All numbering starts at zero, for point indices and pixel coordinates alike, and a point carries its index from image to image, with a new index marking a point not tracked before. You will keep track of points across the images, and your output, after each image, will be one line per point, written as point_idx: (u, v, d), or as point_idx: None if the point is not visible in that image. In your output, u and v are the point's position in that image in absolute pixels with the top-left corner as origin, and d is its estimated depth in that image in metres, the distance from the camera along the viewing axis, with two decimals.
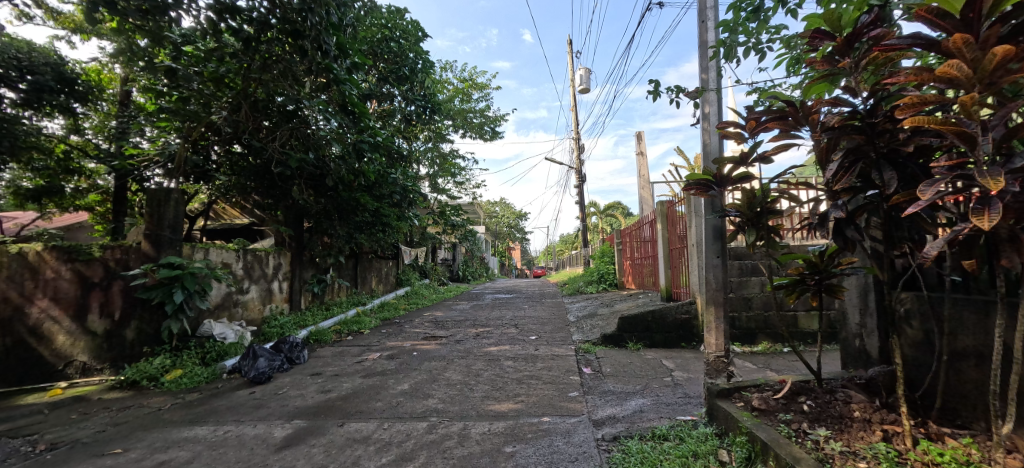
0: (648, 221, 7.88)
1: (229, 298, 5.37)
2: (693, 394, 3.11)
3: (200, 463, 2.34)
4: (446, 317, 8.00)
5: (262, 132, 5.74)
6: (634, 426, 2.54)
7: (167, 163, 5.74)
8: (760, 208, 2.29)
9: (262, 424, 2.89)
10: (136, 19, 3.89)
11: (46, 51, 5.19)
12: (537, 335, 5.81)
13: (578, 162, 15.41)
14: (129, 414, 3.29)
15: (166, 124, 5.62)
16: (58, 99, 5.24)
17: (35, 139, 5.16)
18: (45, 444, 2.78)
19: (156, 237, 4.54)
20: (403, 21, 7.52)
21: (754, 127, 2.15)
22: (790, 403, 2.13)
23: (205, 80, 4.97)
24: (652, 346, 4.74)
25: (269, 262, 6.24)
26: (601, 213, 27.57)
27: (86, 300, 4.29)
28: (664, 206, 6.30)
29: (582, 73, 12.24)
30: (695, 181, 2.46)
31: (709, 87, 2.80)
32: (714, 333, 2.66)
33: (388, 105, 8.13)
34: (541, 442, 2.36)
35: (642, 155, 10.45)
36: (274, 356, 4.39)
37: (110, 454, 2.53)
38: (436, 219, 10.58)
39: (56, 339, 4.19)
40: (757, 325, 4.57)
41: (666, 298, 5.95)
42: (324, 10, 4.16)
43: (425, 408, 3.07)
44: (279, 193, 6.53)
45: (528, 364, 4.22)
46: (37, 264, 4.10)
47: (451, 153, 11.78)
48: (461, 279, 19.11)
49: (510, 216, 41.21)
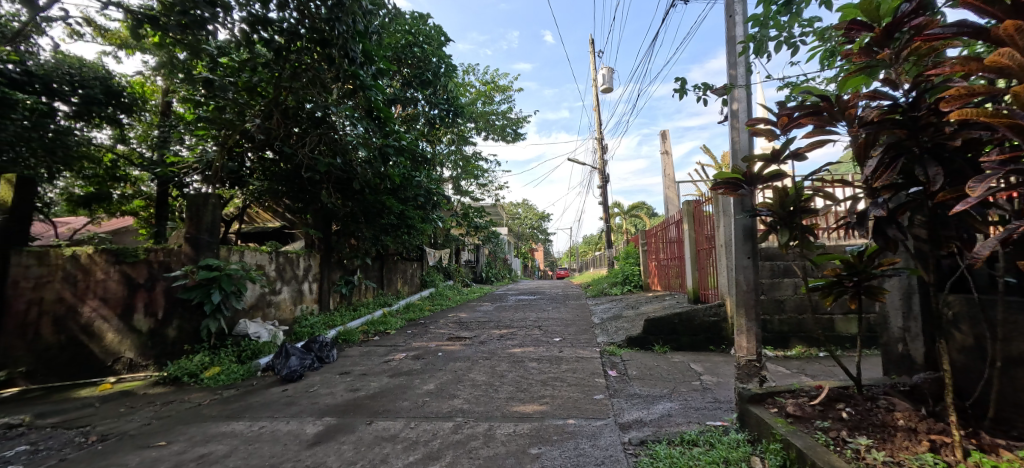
0: (674, 221, 7.72)
1: (263, 298, 5.57)
2: (724, 399, 3.02)
3: (238, 457, 2.43)
4: (471, 318, 8.07)
5: (292, 138, 5.92)
6: (662, 430, 2.49)
7: (205, 169, 6.13)
8: (793, 206, 2.21)
9: (294, 420, 2.98)
10: (176, 33, 4.10)
11: (95, 66, 5.54)
12: (561, 336, 5.80)
13: (601, 162, 15.25)
14: (172, 409, 3.45)
15: (204, 132, 5.89)
16: (105, 111, 5.58)
17: (85, 149, 5.49)
18: (96, 435, 2.95)
19: (195, 240, 4.72)
20: (427, 27, 7.65)
21: (786, 124, 2.07)
22: (827, 410, 2.05)
23: (239, 90, 5.20)
24: (679, 349, 4.64)
25: (300, 263, 6.45)
26: (625, 214, 27.17)
27: (132, 300, 4.56)
28: (691, 206, 6.16)
29: (604, 72, 12.12)
30: (724, 180, 2.39)
31: (738, 84, 2.72)
32: (745, 336, 2.57)
33: (412, 110, 8.28)
34: (567, 445, 2.34)
35: (668, 154, 10.27)
36: (305, 355, 4.52)
37: (155, 446, 2.66)
38: (460, 221, 10.69)
39: (106, 337, 4.51)
40: (790, 328, 4.41)
41: (693, 300, 5.82)
42: (351, 19, 4.29)
43: (451, 408, 3.10)
44: (309, 197, 6.74)
45: (552, 366, 4.20)
46: (88, 265, 4.48)
47: (474, 155, 11.88)
48: (485, 280, 19.22)
49: (533, 217, 41.22)
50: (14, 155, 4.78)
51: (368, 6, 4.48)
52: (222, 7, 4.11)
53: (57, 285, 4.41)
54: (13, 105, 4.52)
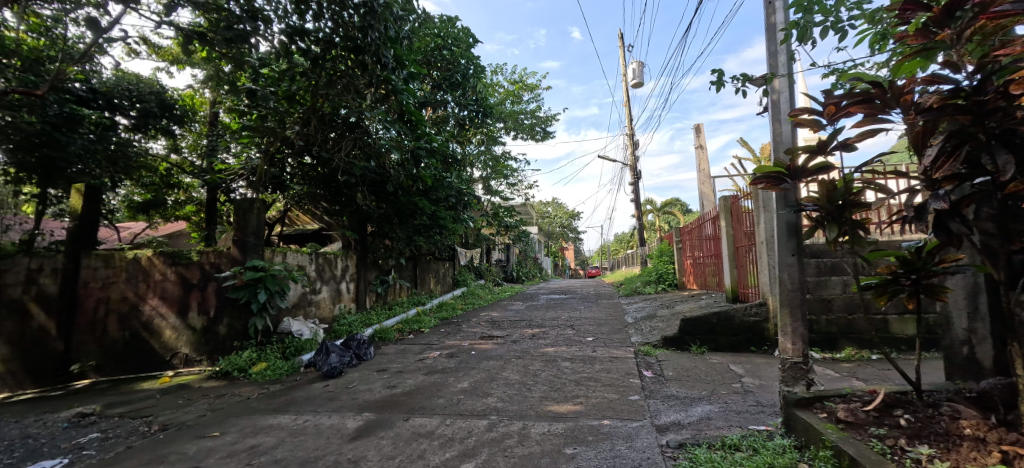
0: (710, 218, 7.48)
1: (304, 297, 5.80)
2: (767, 402, 2.89)
3: (285, 448, 2.54)
4: (502, 317, 8.11)
5: (329, 143, 6.12)
6: (701, 434, 2.41)
7: (250, 175, 6.46)
8: (842, 200, 2.09)
9: (336, 415, 3.09)
10: (222, 47, 4.33)
11: (150, 81, 5.92)
12: (594, 336, 5.73)
13: (632, 159, 14.95)
14: (224, 401, 3.66)
15: (248, 140, 6.21)
16: (160, 123, 5.97)
17: (143, 159, 5.94)
18: (158, 425, 3.16)
19: (242, 243, 4.92)
20: (455, 29, 7.73)
21: (833, 113, 1.97)
22: (883, 416, 1.92)
23: (280, 99, 5.45)
24: (717, 350, 4.48)
25: (338, 264, 6.67)
26: (659, 210, 26.37)
27: (186, 299, 4.85)
28: (728, 201, 5.93)
29: (635, 66, 11.88)
30: (765, 174, 2.28)
31: (780, 73, 2.59)
32: (790, 337, 2.45)
33: (442, 112, 8.39)
34: (602, 446, 2.32)
35: (702, 148, 9.96)
36: (344, 352, 4.67)
37: (210, 436, 2.82)
38: (491, 221, 10.76)
39: (164, 334, 4.86)
40: (839, 329, 4.18)
41: (731, 299, 5.61)
42: (383, 26, 4.40)
43: (485, 406, 3.12)
44: (345, 199, 6.96)
45: (585, 366, 4.16)
46: (148, 267, 4.86)
47: (503, 155, 11.92)
48: (516, 280, 19.27)
49: (563, 216, 40.90)
50: (83, 166, 5.20)
51: (399, 11, 4.58)
52: (264, 20, 4.33)
53: (121, 285, 4.88)
54: (81, 121, 4.96)
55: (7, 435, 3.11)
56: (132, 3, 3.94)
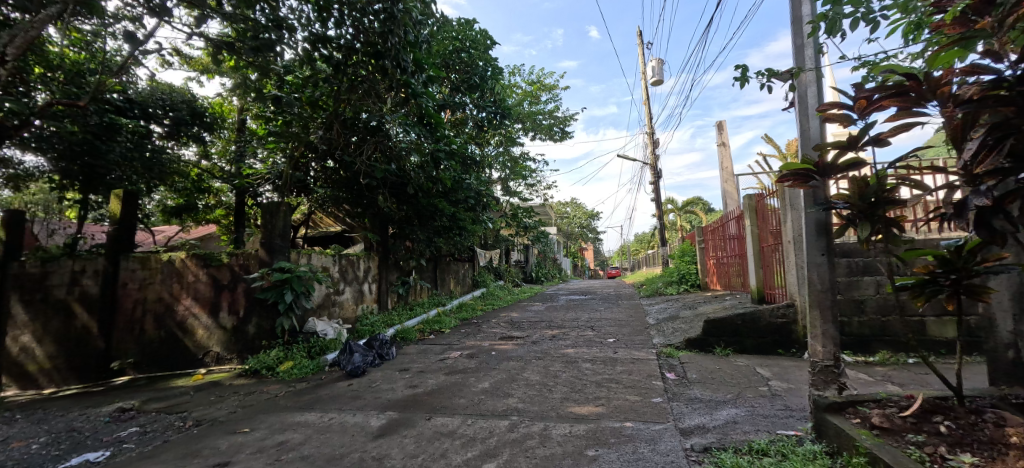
0: (734, 217, 7.31)
1: (328, 298, 5.93)
2: (796, 406, 2.80)
3: (311, 445, 2.60)
4: (522, 318, 8.09)
5: (351, 147, 6.25)
6: (728, 438, 2.36)
7: (276, 179, 6.67)
8: (875, 197, 2.02)
9: (360, 413, 3.15)
10: (250, 56, 4.48)
11: (182, 91, 6.16)
12: (615, 337, 5.67)
13: (652, 157, 14.74)
14: (253, 399, 3.78)
15: (274, 146, 6.40)
16: (191, 130, 6.18)
17: (175, 165, 6.19)
18: (192, 420, 3.29)
19: (269, 245, 5.03)
20: (473, 32, 7.78)
21: (864, 107, 1.90)
22: (922, 423, 1.84)
23: (304, 104, 5.61)
24: (743, 352, 4.38)
25: (360, 265, 6.79)
26: (680, 210, 25.85)
27: (217, 299, 5.01)
28: (753, 199, 5.80)
29: (654, 64, 11.71)
30: (792, 172, 2.23)
31: (807, 66, 2.51)
32: (820, 339, 2.36)
33: (461, 114, 8.47)
34: (625, 449, 2.29)
35: (725, 146, 9.75)
36: (367, 352, 4.76)
37: (240, 432, 2.92)
38: (510, 221, 10.76)
39: (197, 333, 5.05)
40: (872, 332, 4.02)
41: (757, 300, 5.47)
42: (402, 30, 4.46)
43: (506, 407, 3.13)
44: (367, 202, 7.08)
45: (606, 367, 4.13)
46: (182, 269, 5.06)
47: (521, 155, 11.94)
48: (535, 280, 19.23)
49: (583, 216, 40.61)
50: (120, 173, 5.51)
51: (418, 16, 4.64)
52: (288, 29, 4.49)
53: (157, 286, 5.10)
54: (119, 129, 5.22)
55: (55, 427, 3.29)
56: (166, 16, 4.11)
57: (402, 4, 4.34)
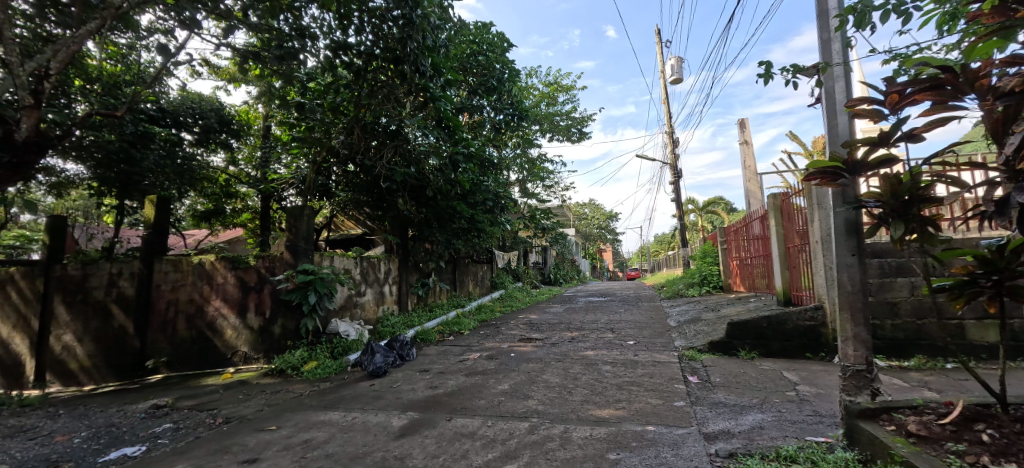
0: (757, 217, 7.13)
1: (350, 300, 6.04)
2: (826, 412, 2.71)
3: (336, 444, 2.66)
4: (541, 320, 8.06)
5: (371, 151, 6.36)
6: (754, 444, 2.30)
7: (300, 184, 6.85)
8: (908, 195, 1.95)
9: (382, 413, 3.20)
10: (275, 65, 4.63)
11: (211, 100, 6.41)
12: (635, 340, 5.59)
13: (672, 157, 14.51)
14: (279, 397, 3.88)
15: (297, 151, 6.58)
16: (220, 137, 6.39)
17: (205, 171, 6.43)
18: (222, 418, 3.40)
19: (294, 248, 5.15)
20: (490, 35, 7.82)
21: (897, 102, 1.85)
22: (963, 431, 1.76)
23: (326, 110, 5.76)
24: (769, 355, 4.27)
25: (381, 267, 6.88)
26: (701, 210, 25.30)
27: (245, 301, 5.16)
28: (777, 199, 5.65)
29: (673, 62, 11.55)
30: (820, 170, 2.17)
31: (834, 61, 2.41)
32: (852, 343, 2.26)
33: (478, 117, 8.52)
34: (647, 452, 2.26)
35: (748, 144, 9.53)
36: (388, 353, 4.82)
37: (267, 430, 3.00)
38: (528, 223, 10.74)
39: (226, 333, 5.21)
40: (907, 335, 3.86)
41: (783, 302, 5.32)
42: (421, 36, 4.52)
43: (526, 408, 3.13)
44: (387, 205, 7.18)
45: (627, 370, 4.08)
46: (211, 271, 5.23)
47: (539, 157, 11.93)
48: (554, 282, 19.11)
49: (601, 217, 40.25)
50: (153, 180, 5.76)
51: (436, 21, 4.70)
52: (311, 37, 4.62)
53: (189, 287, 5.29)
54: (152, 137, 5.47)
55: (95, 423, 3.45)
56: (195, 28, 4.27)
57: (420, 10, 4.40)
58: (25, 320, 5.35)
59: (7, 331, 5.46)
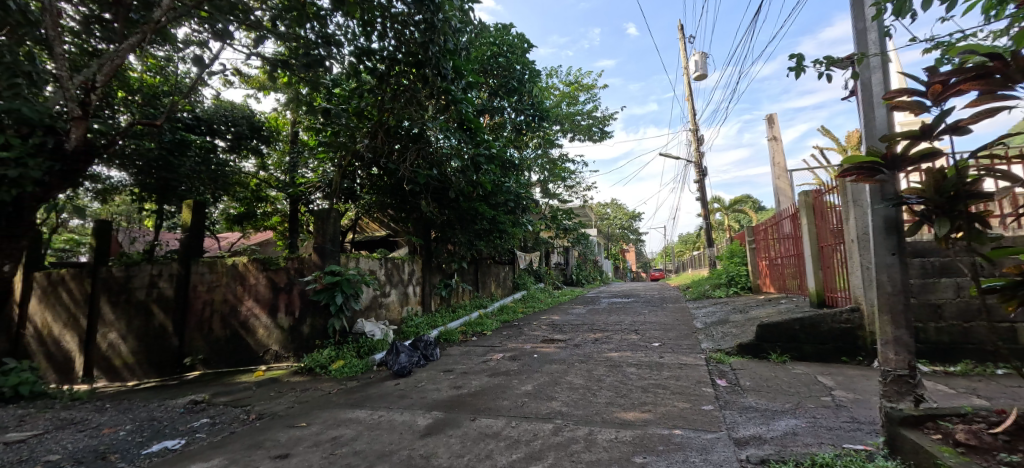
0: (787, 215, 6.90)
1: (375, 300, 6.15)
2: (865, 419, 2.59)
3: (363, 441, 2.71)
4: (564, 321, 8.01)
5: (394, 155, 6.46)
6: (787, 450, 2.22)
7: (326, 188, 7.03)
8: (954, 191, 1.85)
9: (407, 412, 3.24)
10: (303, 72, 4.78)
11: (242, 108, 6.65)
12: (661, 342, 5.50)
13: (696, 155, 14.18)
14: (309, 395, 3.98)
15: (324, 155, 6.76)
16: (251, 143, 6.62)
17: (237, 176, 6.68)
18: (255, 414, 3.52)
19: (321, 249, 5.27)
20: (510, 36, 7.85)
21: (940, 93, 1.76)
22: (1018, 442, 1.64)
23: (350, 115, 5.91)
24: (802, 359, 4.12)
25: (405, 268, 6.97)
26: (728, 209, 24.58)
27: (276, 300, 5.32)
28: (809, 197, 5.46)
29: (697, 58, 11.32)
30: (856, 166, 2.08)
31: (870, 51, 2.30)
32: (892, 347, 2.14)
33: (499, 118, 8.55)
34: (674, 457, 2.22)
35: (777, 140, 9.23)
36: (413, 353, 4.89)
37: (298, 426, 3.09)
38: (549, 224, 10.71)
39: (258, 332, 5.39)
40: (953, 339, 3.65)
41: (817, 304, 5.11)
42: (442, 39, 4.58)
43: (550, 409, 3.12)
44: (410, 207, 7.27)
45: (652, 372, 4.01)
46: (244, 272, 5.42)
47: (560, 157, 11.89)
48: (576, 283, 18.98)
49: (624, 217, 39.73)
50: (189, 186, 6.00)
51: (457, 24, 4.73)
52: (336, 45, 4.76)
53: (223, 288, 5.49)
54: (188, 145, 5.76)
55: (139, 416, 3.63)
56: (227, 39, 4.45)
57: (441, 14, 4.45)
58: (75, 319, 5.76)
59: (59, 329, 5.89)
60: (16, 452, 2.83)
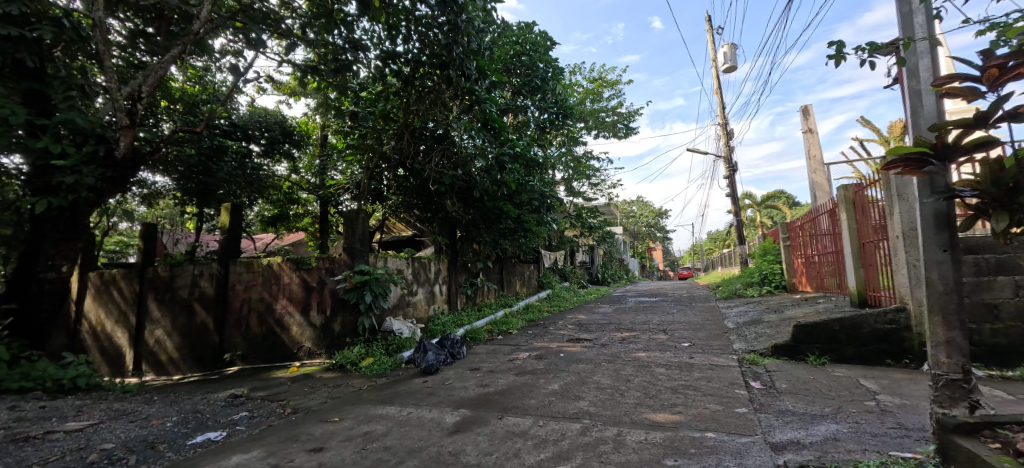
0: (824, 211, 6.60)
1: (403, 299, 6.25)
2: (912, 426, 2.45)
3: (393, 437, 2.76)
4: (590, 320, 7.92)
5: (420, 156, 6.53)
6: (828, 456, 2.12)
7: (354, 189, 7.21)
8: (1013, 183, 1.74)
9: (435, 409, 3.29)
10: (332, 77, 4.92)
11: (274, 114, 6.91)
12: (690, 342, 5.36)
13: (726, 149, 13.74)
14: (340, 391, 4.09)
15: (352, 158, 6.93)
16: (283, 147, 6.88)
17: (270, 179, 6.94)
18: (290, 408, 3.65)
19: (351, 249, 5.38)
20: (533, 34, 7.83)
21: (997, 77, 1.66)
22: None
23: (377, 118, 6.05)
24: (842, 361, 3.93)
25: (432, 267, 7.05)
26: (760, 205, 23.67)
27: (309, 299, 5.48)
28: (848, 191, 5.20)
29: (726, 49, 10.97)
30: (903, 158, 1.97)
31: (917, 35, 2.16)
32: (944, 349, 2.01)
33: (523, 117, 8.54)
34: (707, 460, 2.16)
35: (812, 132, 8.85)
36: (439, 351, 4.94)
37: (331, 421, 3.17)
38: (574, 222, 10.61)
39: (292, 330, 5.57)
40: (1011, 342, 3.40)
41: (858, 303, 4.87)
42: (466, 39, 4.60)
43: (578, 409, 3.10)
44: (435, 207, 7.35)
45: (682, 373, 3.91)
46: (278, 272, 5.61)
47: (584, 155, 11.77)
48: (602, 282, 18.76)
49: (650, 215, 39.00)
50: (227, 190, 6.26)
51: (480, 24, 4.77)
52: (363, 49, 4.86)
53: (259, 287, 5.70)
54: (225, 150, 6.01)
55: (183, 409, 3.82)
56: (260, 47, 4.62)
57: (464, 15, 4.49)
58: (125, 317, 6.12)
59: (111, 325, 6.27)
60: (74, 440, 3.03)
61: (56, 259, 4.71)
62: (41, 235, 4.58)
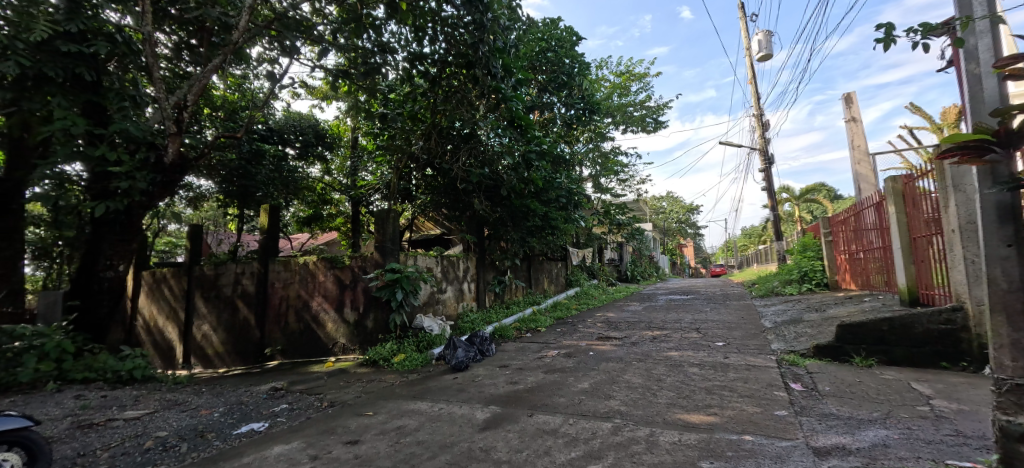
0: (870, 204, 6.24)
1: (433, 296, 6.34)
2: (972, 433, 2.29)
3: (425, 432, 2.82)
4: (620, 318, 7.81)
5: (447, 155, 6.60)
6: (877, 463, 2.01)
7: (384, 189, 7.37)
8: None
9: (466, 405, 3.33)
10: (362, 81, 5.05)
11: (308, 117, 7.16)
12: (725, 341, 5.20)
13: (761, 141, 13.20)
14: (374, 386, 4.21)
15: (382, 158, 7.11)
16: (316, 149, 7.11)
17: (305, 181, 7.19)
18: (327, 401, 3.78)
19: (382, 248, 5.49)
20: (559, 30, 7.77)
21: None
22: None
23: (405, 119, 6.16)
24: (891, 363, 3.72)
25: (460, 265, 7.12)
26: (798, 198, 22.70)
27: (343, 296, 5.66)
28: (897, 183, 4.89)
29: (761, 37, 10.53)
30: (962, 145, 1.83)
31: (976, 14, 1.99)
32: (1008, 351, 1.86)
33: (549, 113, 8.44)
34: (744, 464, 2.10)
35: (856, 121, 8.38)
36: (469, 348, 5.00)
37: (365, 415, 3.27)
38: (602, 219, 10.35)
39: (327, 326, 5.76)
40: None
41: (909, 302, 4.59)
42: (491, 38, 4.56)
43: (608, 408, 3.06)
44: (463, 206, 7.41)
45: (717, 374, 3.80)
46: (313, 270, 5.80)
47: (612, 150, 11.60)
48: (630, 279, 18.48)
49: (681, 210, 38.03)
50: (266, 192, 6.52)
51: (505, 22, 4.76)
52: (390, 51, 4.96)
53: (296, 285, 5.91)
54: (263, 154, 6.29)
55: (229, 400, 4.03)
56: (295, 54, 4.80)
57: (490, 13, 4.49)
58: (175, 312, 6.51)
59: (163, 320, 6.67)
60: (132, 428, 3.24)
61: (114, 259, 5.04)
62: (99, 238, 4.92)
